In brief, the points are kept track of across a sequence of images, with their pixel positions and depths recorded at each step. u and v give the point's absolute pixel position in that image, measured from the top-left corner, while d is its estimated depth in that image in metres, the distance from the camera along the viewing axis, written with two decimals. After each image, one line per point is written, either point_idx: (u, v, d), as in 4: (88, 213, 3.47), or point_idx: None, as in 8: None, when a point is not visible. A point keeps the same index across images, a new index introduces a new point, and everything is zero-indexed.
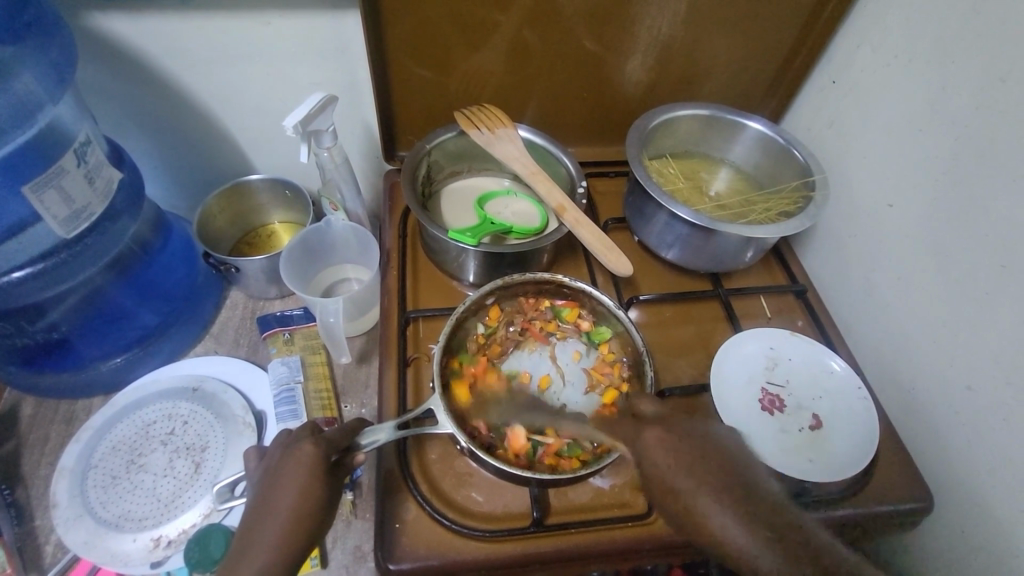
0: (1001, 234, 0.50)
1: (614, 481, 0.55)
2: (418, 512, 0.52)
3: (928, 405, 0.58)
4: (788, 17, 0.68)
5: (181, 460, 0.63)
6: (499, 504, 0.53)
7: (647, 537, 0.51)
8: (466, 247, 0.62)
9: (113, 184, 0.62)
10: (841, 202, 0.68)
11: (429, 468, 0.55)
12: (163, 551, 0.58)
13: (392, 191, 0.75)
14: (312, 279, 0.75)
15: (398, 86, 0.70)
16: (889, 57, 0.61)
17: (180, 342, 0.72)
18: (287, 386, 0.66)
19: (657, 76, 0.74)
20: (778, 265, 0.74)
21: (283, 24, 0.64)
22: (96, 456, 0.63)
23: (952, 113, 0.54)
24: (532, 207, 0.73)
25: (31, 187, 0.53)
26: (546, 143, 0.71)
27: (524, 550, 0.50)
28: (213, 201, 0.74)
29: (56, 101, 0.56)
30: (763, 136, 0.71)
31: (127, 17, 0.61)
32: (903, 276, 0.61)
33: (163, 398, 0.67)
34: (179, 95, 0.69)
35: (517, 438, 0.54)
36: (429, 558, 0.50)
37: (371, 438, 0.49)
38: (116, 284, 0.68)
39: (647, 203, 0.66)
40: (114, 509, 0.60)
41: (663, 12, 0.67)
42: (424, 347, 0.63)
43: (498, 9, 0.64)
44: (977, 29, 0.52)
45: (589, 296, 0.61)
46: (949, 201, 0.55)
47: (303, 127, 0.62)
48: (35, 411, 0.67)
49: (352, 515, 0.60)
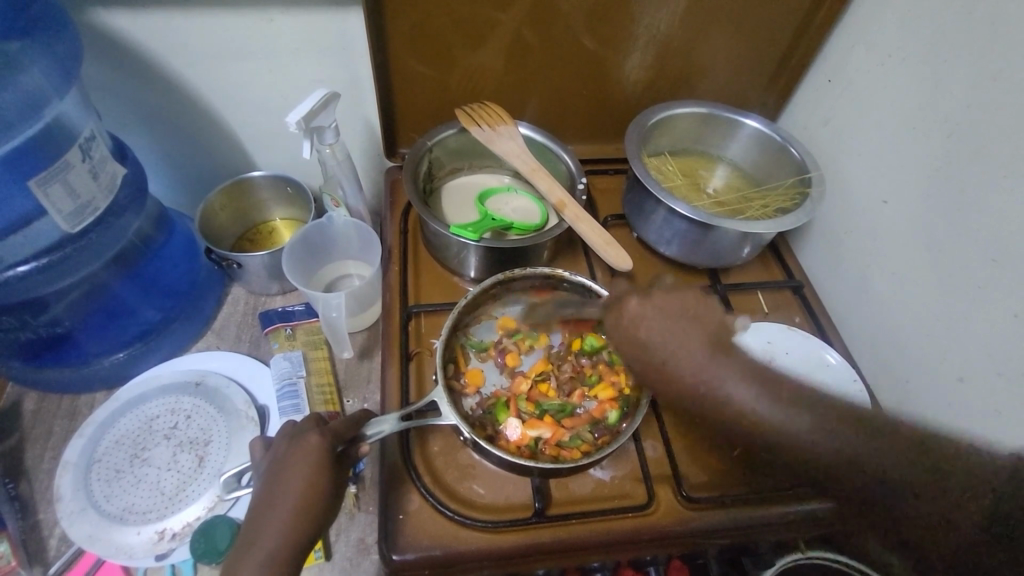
0: (994, 229, 0.51)
1: (614, 473, 0.55)
2: (421, 504, 0.53)
3: (923, 397, 0.59)
4: (785, 17, 0.69)
5: (185, 454, 0.64)
6: (500, 496, 0.54)
7: (646, 526, 0.52)
8: (468, 243, 0.62)
9: (117, 180, 0.62)
10: (837, 198, 0.69)
11: (432, 460, 0.55)
12: (167, 544, 0.58)
13: (393, 187, 0.76)
14: (314, 275, 0.75)
15: (399, 84, 0.71)
16: (882, 56, 0.62)
17: (182, 337, 0.72)
18: (290, 380, 0.67)
19: (656, 75, 0.75)
20: (775, 260, 0.74)
21: (285, 21, 0.65)
22: (100, 450, 0.63)
23: (944, 112, 0.55)
24: (533, 204, 0.73)
25: (36, 181, 0.53)
26: (546, 140, 0.71)
27: (525, 540, 0.51)
28: (214, 198, 0.74)
29: (62, 96, 0.57)
30: (760, 134, 0.72)
31: (133, 14, 0.62)
32: (897, 271, 0.62)
33: (165, 393, 0.67)
34: (181, 92, 0.70)
35: (517, 431, 0.55)
36: (432, 548, 0.51)
37: (377, 429, 0.49)
38: (118, 280, 0.69)
39: (646, 200, 0.67)
40: (118, 503, 0.60)
41: (662, 11, 0.68)
42: (426, 342, 0.63)
43: (499, 8, 0.65)
44: (969, 30, 0.53)
45: (590, 291, 0.62)
46: (941, 196, 0.56)
47: (306, 123, 0.63)
48: (37, 406, 0.67)
49: (356, 508, 0.61)
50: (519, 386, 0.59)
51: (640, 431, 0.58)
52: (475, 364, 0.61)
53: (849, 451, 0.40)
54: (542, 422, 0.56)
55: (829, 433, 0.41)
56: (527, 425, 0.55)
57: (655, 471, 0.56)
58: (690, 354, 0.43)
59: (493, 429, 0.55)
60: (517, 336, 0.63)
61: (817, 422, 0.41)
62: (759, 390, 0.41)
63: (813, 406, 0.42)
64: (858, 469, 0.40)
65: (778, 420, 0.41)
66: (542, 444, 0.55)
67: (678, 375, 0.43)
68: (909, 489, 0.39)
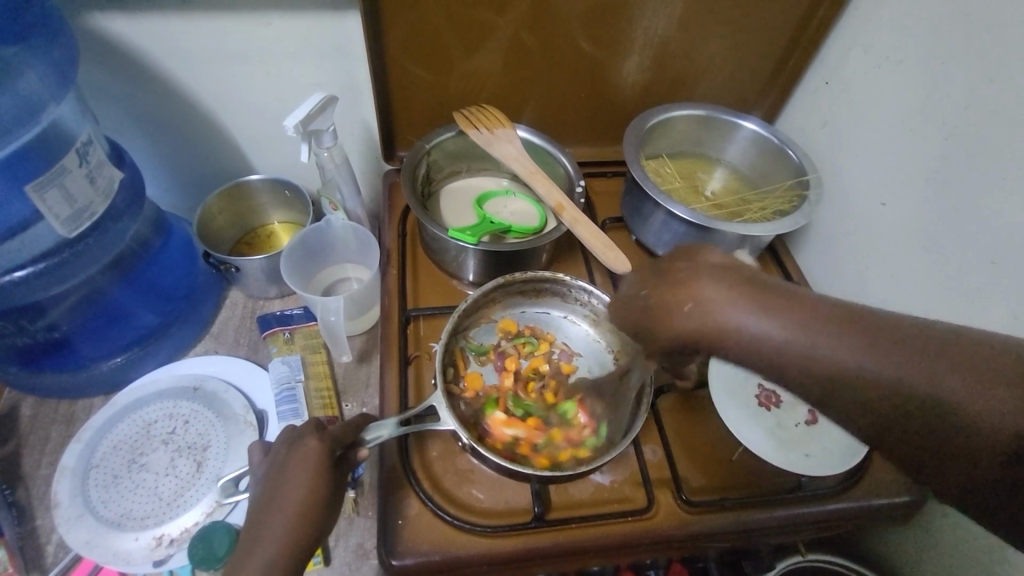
0: (991, 232, 0.52)
1: (614, 477, 0.55)
2: (421, 509, 0.52)
3: None
4: (782, 20, 0.69)
5: (183, 459, 0.64)
6: (500, 501, 0.54)
7: (646, 530, 0.52)
8: (467, 246, 0.62)
9: (115, 184, 0.62)
10: (835, 201, 0.69)
11: (431, 465, 0.55)
12: (165, 550, 0.58)
13: (391, 190, 0.76)
14: (313, 280, 0.75)
15: (397, 88, 0.71)
16: (879, 59, 0.62)
17: (180, 341, 0.72)
18: (288, 385, 0.67)
19: (653, 77, 0.74)
20: (773, 262, 0.74)
21: (283, 24, 0.65)
22: (97, 456, 0.63)
23: (941, 114, 0.56)
24: (532, 207, 0.73)
25: (34, 186, 0.53)
26: (544, 143, 0.71)
27: (525, 544, 0.51)
28: (213, 201, 0.74)
29: (59, 100, 0.57)
30: (758, 136, 0.72)
31: (130, 18, 0.62)
32: (895, 273, 0.62)
33: (164, 398, 0.67)
34: (178, 94, 0.69)
35: (500, 428, 0.55)
36: (432, 554, 0.50)
37: (375, 434, 0.49)
38: (115, 284, 0.69)
39: (645, 202, 0.67)
40: (116, 508, 0.60)
41: (659, 13, 0.68)
42: (425, 345, 0.63)
43: (496, 11, 0.65)
44: (965, 33, 0.53)
45: (591, 294, 0.62)
46: (938, 198, 0.56)
47: (304, 126, 0.62)
48: (35, 412, 0.67)
49: (354, 513, 0.61)
50: (506, 385, 0.59)
51: (640, 435, 0.57)
52: (474, 368, 0.61)
53: (872, 363, 0.34)
54: (521, 422, 0.57)
55: (836, 341, 0.35)
56: (504, 423, 0.56)
57: (654, 475, 0.55)
58: (688, 297, 0.36)
59: (493, 434, 0.55)
60: (522, 339, 0.63)
61: (839, 338, 0.35)
62: (759, 321, 0.35)
63: (818, 313, 0.35)
64: (883, 383, 0.34)
65: (790, 346, 0.35)
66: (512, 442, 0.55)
67: (676, 325, 0.36)
68: (924, 389, 0.33)
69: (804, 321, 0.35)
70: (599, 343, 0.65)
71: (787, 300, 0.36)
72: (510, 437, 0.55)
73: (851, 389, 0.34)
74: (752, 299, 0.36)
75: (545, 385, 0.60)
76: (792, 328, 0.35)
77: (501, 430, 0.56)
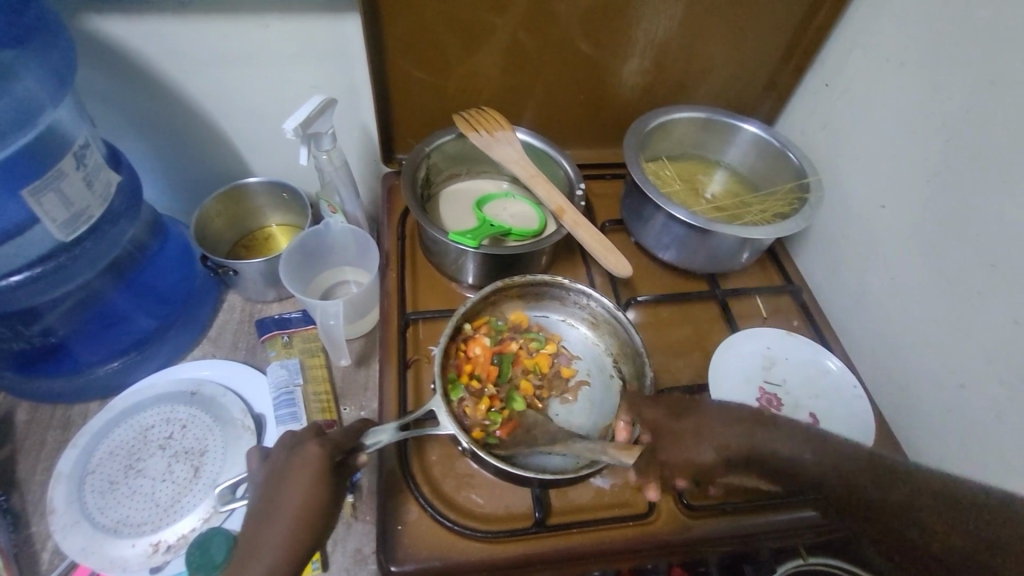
0: (993, 235, 0.51)
1: (614, 481, 0.55)
2: (420, 515, 0.52)
3: (921, 401, 0.59)
4: (782, 21, 0.69)
5: (180, 464, 0.63)
6: (500, 506, 0.53)
7: (647, 535, 0.52)
8: (466, 249, 0.62)
9: (112, 187, 0.61)
10: (836, 202, 0.69)
11: (430, 470, 0.55)
12: (162, 556, 0.58)
13: (390, 193, 0.75)
14: (311, 282, 0.75)
15: (396, 90, 0.71)
16: (880, 60, 0.62)
17: (178, 345, 0.71)
18: (287, 388, 0.66)
19: (654, 79, 0.74)
20: (772, 264, 0.74)
21: (282, 27, 0.64)
22: (93, 462, 0.62)
23: (942, 116, 0.55)
24: (531, 209, 0.73)
25: (30, 191, 0.52)
26: (544, 145, 0.71)
27: (525, 550, 0.51)
28: (211, 204, 0.74)
29: (57, 103, 0.57)
30: (758, 138, 0.72)
31: (128, 21, 0.61)
32: (895, 276, 0.62)
33: (161, 402, 0.67)
34: (176, 98, 0.69)
35: (481, 345, 0.60)
36: (431, 559, 0.50)
37: (376, 439, 0.49)
38: (113, 288, 0.69)
39: (644, 204, 0.67)
40: (112, 514, 0.59)
41: (660, 16, 0.68)
42: (424, 349, 0.63)
43: (496, 13, 0.65)
44: (966, 35, 0.53)
45: (589, 298, 0.62)
46: (938, 200, 0.56)
47: (303, 130, 0.62)
48: (30, 417, 0.66)
49: (353, 518, 0.60)
50: (511, 347, 0.61)
51: None
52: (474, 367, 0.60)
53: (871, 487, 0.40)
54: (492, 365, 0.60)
55: (832, 463, 0.42)
56: (481, 346, 0.60)
57: None
58: (701, 425, 0.49)
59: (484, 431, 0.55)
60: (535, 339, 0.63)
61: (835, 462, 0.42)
62: (760, 441, 0.46)
63: (810, 441, 0.44)
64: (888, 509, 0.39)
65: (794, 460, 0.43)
66: (469, 360, 0.59)
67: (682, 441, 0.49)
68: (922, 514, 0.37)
69: (808, 448, 0.43)
70: (598, 346, 0.65)
71: (783, 430, 0.45)
72: (477, 352, 0.60)
73: (847, 503, 0.41)
74: (755, 430, 0.46)
75: (535, 388, 0.60)
76: (795, 452, 0.44)
77: (479, 346, 0.60)
